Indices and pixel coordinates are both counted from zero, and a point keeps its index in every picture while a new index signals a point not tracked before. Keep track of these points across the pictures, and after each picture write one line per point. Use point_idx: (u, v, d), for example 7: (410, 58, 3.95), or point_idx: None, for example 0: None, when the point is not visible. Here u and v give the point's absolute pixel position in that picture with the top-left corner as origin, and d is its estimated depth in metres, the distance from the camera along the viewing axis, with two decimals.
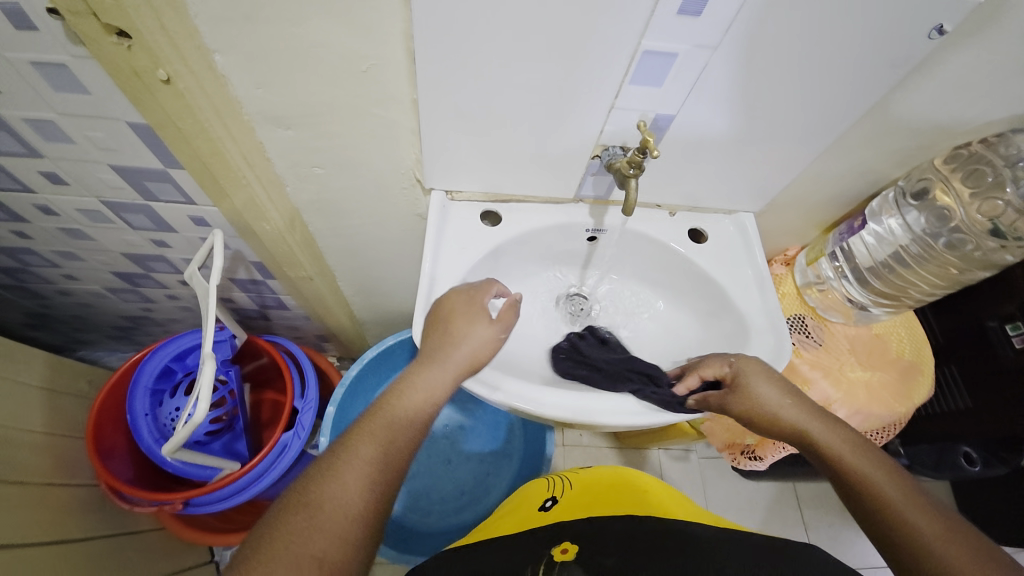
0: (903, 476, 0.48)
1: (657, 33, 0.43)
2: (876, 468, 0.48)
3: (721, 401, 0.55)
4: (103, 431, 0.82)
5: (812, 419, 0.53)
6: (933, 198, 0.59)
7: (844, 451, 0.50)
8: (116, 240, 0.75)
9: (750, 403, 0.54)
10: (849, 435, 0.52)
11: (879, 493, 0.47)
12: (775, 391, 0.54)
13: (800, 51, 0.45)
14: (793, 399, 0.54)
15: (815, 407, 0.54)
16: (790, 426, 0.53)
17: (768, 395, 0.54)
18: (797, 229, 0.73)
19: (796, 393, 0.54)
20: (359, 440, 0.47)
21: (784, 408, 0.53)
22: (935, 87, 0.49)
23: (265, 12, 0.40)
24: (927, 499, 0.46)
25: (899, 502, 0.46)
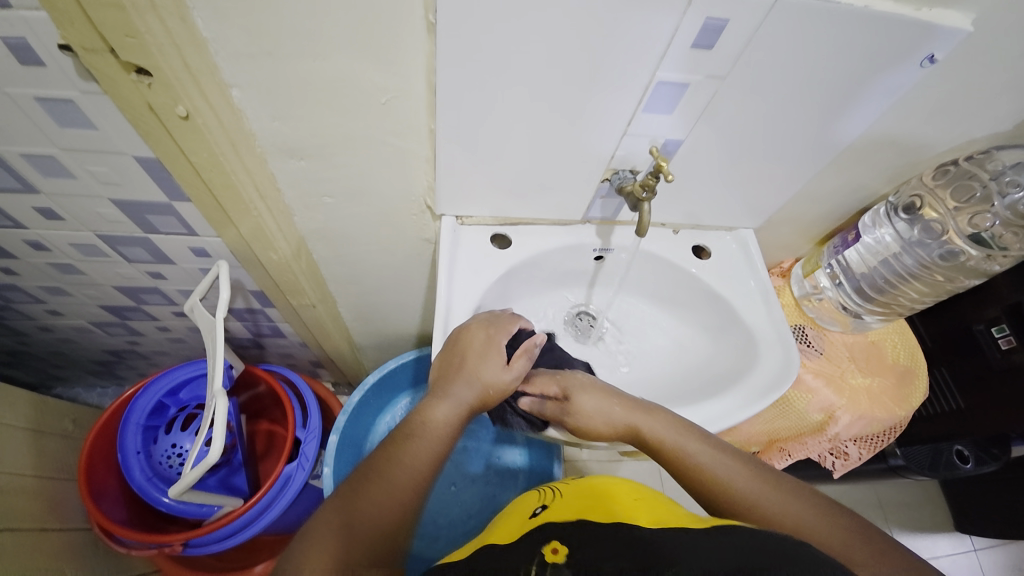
0: (712, 440, 0.50)
1: (670, 65, 0.45)
2: (694, 442, 0.50)
3: (555, 413, 0.54)
4: (94, 473, 0.78)
5: (635, 412, 0.53)
6: (921, 211, 0.62)
7: (667, 433, 0.51)
8: (108, 273, 0.72)
9: (581, 414, 0.53)
10: (663, 414, 0.52)
11: (703, 466, 0.48)
12: (603, 397, 0.54)
13: (802, 78, 0.48)
14: (617, 400, 0.54)
15: (634, 400, 0.54)
16: (620, 427, 0.52)
17: (593, 405, 0.53)
18: (792, 243, 0.76)
19: (620, 395, 0.54)
20: (331, 506, 0.44)
21: (610, 412, 0.53)
22: (922, 110, 0.52)
23: (290, 48, 0.40)
24: (736, 455, 0.49)
25: (722, 468, 0.48)
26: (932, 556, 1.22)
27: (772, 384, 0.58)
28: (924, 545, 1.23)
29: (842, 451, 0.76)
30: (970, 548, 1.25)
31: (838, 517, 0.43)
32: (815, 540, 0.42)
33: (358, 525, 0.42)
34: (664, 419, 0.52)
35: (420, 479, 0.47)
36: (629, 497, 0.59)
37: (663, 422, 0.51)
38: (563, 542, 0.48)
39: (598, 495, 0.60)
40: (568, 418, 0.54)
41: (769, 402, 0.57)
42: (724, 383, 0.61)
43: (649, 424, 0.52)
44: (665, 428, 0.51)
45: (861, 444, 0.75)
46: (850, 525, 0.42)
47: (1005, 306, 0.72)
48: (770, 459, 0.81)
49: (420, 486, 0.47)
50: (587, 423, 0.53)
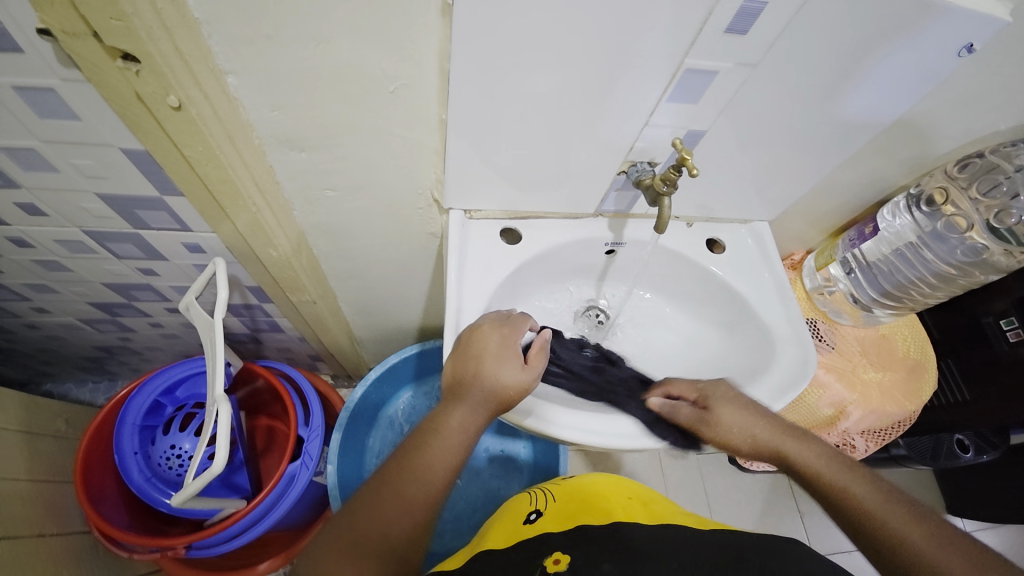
0: (873, 478, 0.46)
1: (700, 52, 0.42)
2: (848, 476, 0.47)
3: (692, 419, 0.54)
4: (91, 476, 0.76)
5: (767, 425, 0.52)
6: (943, 206, 0.61)
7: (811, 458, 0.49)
8: (96, 270, 0.69)
9: (723, 425, 0.52)
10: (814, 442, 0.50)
11: (857, 500, 0.45)
12: (744, 411, 0.53)
13: (836, 63, 0.45)
14: (761, 417, 0.52)
15: (782, 423, 0.52)
16: (763, 447, 0.51)
17: (733, 416, 0.53)
18: (805, 235, 0.74)
19: (764, 413, 0.53)
20: (353, 515, 0.42)
21: (754, 431, 0.51)
22: (951, 100, 0.50)
23: (294, 32, 0.37)
24: (907, 502, 0.44)
25: (883, 509, 0.43)
26: None
27: (790, 382, 0.57)
28: None
29: (849, 444, 0.75)
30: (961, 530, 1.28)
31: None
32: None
33: (371, 537, 0.40)
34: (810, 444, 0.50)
35: (434, 490, 0.45)
36: (625, 496, 0.60)
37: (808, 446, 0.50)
38: (564, 551, 0.48)
39: (596, 495, 0.60)
40: (705, 427, 0.53)
41: (786, 402, 0.57)
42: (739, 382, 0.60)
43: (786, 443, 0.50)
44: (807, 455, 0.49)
45: (869, 437, 0.75)
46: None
47: (1015, 299, 0.72)
48: None
49: (435, 497, 0.45)
50: (727, 437, 0.52)
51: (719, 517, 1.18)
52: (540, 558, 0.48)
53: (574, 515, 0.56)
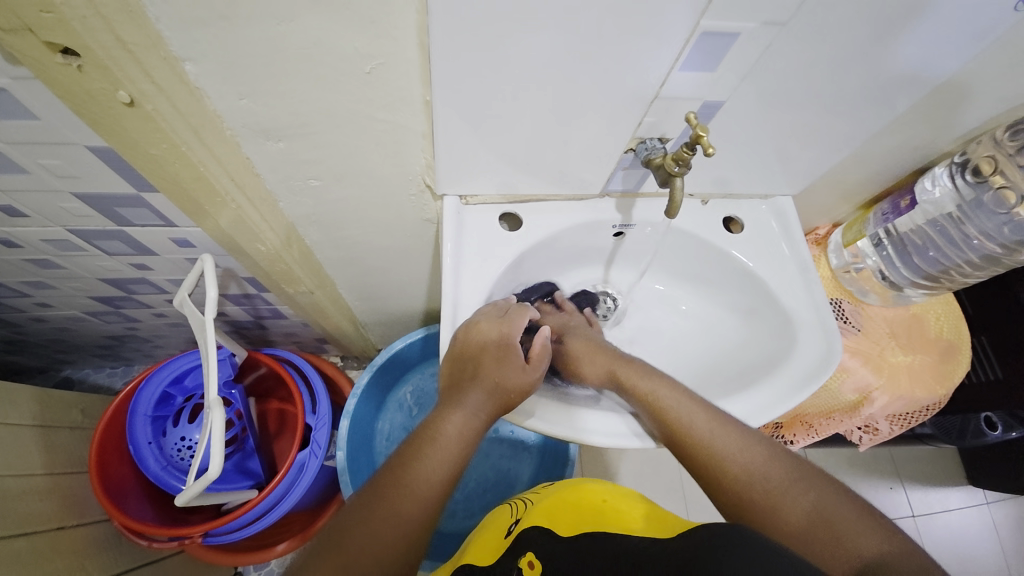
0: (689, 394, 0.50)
1: (719, 12, 0.37)
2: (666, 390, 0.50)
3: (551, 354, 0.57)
4: (108, 469, 0.77)
5: (632, 368, 0.53)
6: (991, 176, 0.55)
7: (672, 401, 0.49)
8: (90, 266, 0.67)
9: (568, 357, 0.56)
10: (674, 384, 0.51)
11: (689, 424, 0.47)
12: (594, 350, 0.55)
13: (875, 16, 0.39)
14: (603, 352, 0.55)
15: (613, 356, 0.55)
16: (602, 375, 0.54)
17: (579, 351, 0.56)
18: (832, 208, 0.68)
19: (609, 347, 0.56)
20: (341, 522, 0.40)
21: (595, 362, 0.55)
22: (1007, 55, 0.44)
23: (251, 11, 0.33)
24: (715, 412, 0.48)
25: (709, 429, 0.47)
26: (944, 509, 1.23)
27: (810, 375, 0.53)
28: (937, 498, 1.24)
29: (873, 427, 0.72)
30: (982, 500, 1.26)
31: (854, 511, 0.40)
32: (827, 528, 0.39)
33: (364, 555, 0.38)
34: (671, 388, 0.50)
35: (431, 502, 0.42)
36: (600, 499, 0.56)
37: (670, 390, 0.50)
38: (537, 553, 0.49)
39: (573, 498, 0.57)
40: (560, 360, 0.57)
41: (811, 391, 0.53)
42: (761, 371, 0.56)
43: (653, 387, 0.50)
44: (640, 377, 0.52)
45: (894, 420, 0.71)
46: (876, 520, 0.39)
47: None
48: (793, 433, 0.76)
49: (431, 510, 0.42)
50: (574, 368, 0.56)
51: None
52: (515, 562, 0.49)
53: (550, 520, 0.54)
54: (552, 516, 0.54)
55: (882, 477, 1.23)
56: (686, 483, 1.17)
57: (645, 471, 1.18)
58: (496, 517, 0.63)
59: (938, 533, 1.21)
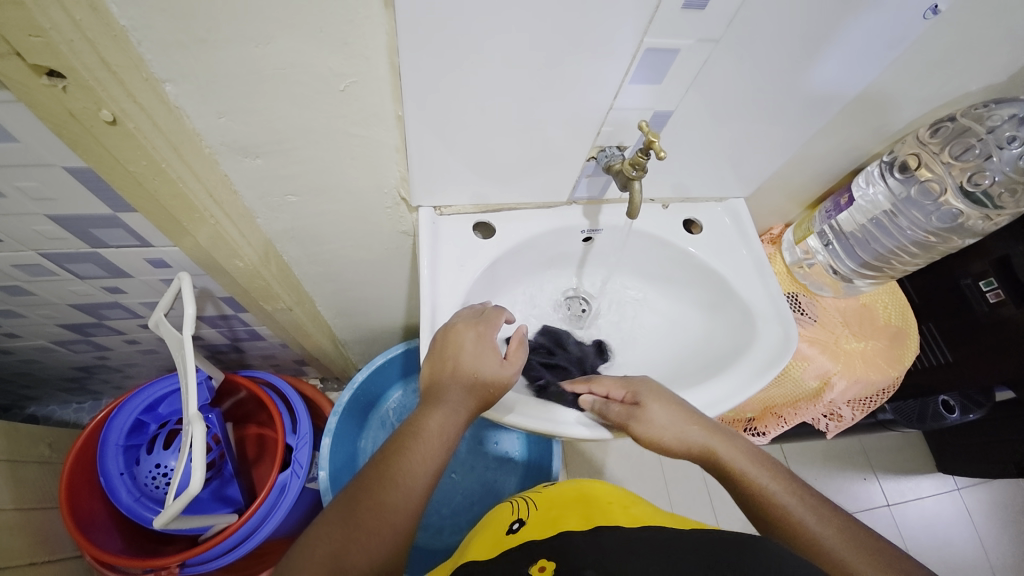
0: (797, 484, 0.49)
1: (661, 30, 0.41)
2: (773, 478, 0.49)
3: (621, 416, 0.52)
4: (78, 502, 0.75)
5: (733, 448, 0.51)
6: (917, 171, 0.61)
7: (789, 499, 0.47)
8: (61, 292, 0.67)
9: (649, 422, 0.51)
10: (784, 477, 0.49)
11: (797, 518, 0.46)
12: (684, 415, 0.52)
13: (797, 33, 0.44)
14: (692, 418, 0.52)
15: (699, 422, 0.52)
16: (695, 448, 0.51)
17: (663, 417, 0.51)
18: (782, 209, 0.74)
19: (695, 412, 0.53)
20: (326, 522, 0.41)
21: (685, 428, 0.51)
22: (916, 63, 0.50)
23: (231, 35, 0.35)
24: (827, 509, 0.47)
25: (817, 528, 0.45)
26: (917, 497, 1.28)
27: (770, 361, 0.57)
28: (909, 487, 1.29)
29: (836, 414, 0.75)
30: (954, 487, 1.31)
31: None
32: None
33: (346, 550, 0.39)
34: (780, 482, 0.49)
35: (415, 496, 0.44)
36: (605, 501, 0.58)
37: (780, 482, 0.49)
38: (549, 557, 0.48)
39: (577, 501, 0.60)
40: (634, 424, 0.51)
41: (775, 376, 0.56)
42: (727, 361, 0.59)
43: (758, 475, 0.49)
44: (747, 457, 0.51)
45: (856, 406, 0.75)
46: None
47: (993, 259, 0.75)
48: (766, 426, 0.80)
49: (417, 502, 0.44)
50: (657, 434, 0.51)
51: (716, 492, 1.19)
52: (525, 565, 0.48)
53: (553, 522, 0.55)
54: (552, 519, 0.56)
55: (855, 469, 1.28)
56: (670, 485, 1.19)
57: (631, 476, 1.19)
58: (496, 515, 0.65)
59: (914, 521, 1.25)
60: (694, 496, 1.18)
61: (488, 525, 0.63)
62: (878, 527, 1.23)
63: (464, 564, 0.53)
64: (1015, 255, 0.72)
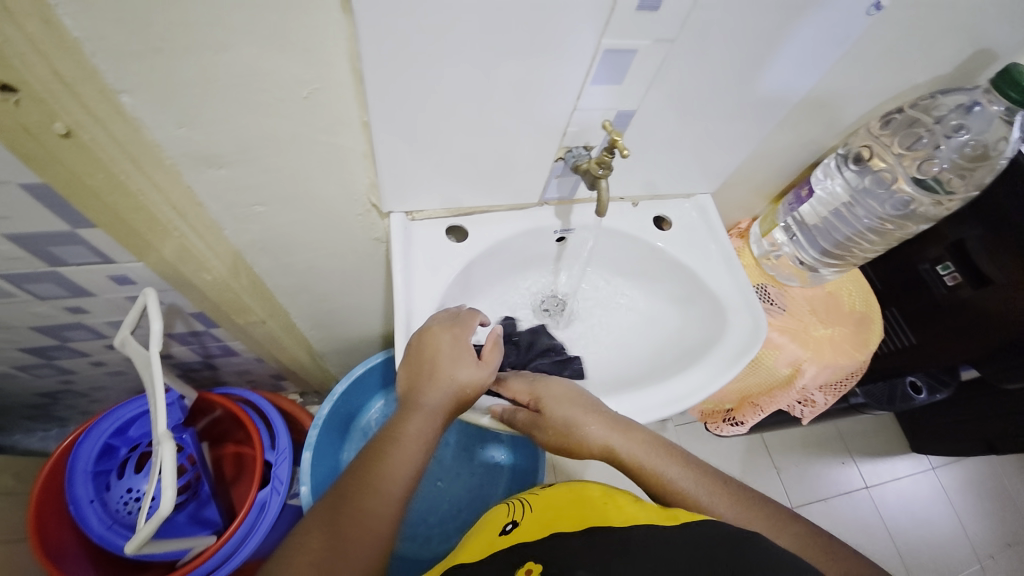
0: (689, 462, 0.52)
1: (618, 32, 0.42)
2: (671, 463, 0.52)
3: (526, 423, 0.53)
4: (46, 534, 0.71)
5: (631, 442, 0.52)
6: (871, 161, 0.64)
7: (685, 481, 0.50)
8: (20, 314, 0.64)
9: (554, 426, 0.52)
10: (683, 459, 0.52)
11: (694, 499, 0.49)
12: (581, 413, 0.53)
13: (748, 33, 0.46)
14: (594, 415, 0.53)
15: (601, 418, 0.53)
16: (596, 447, 0.52)
17: (568, 418, 0.52)
18: (748, 203, 0.76)
19: (598, 408, 0.53)
20: (305, 531, 0.40)
21: (584, 430, 0.52)
22: (862, 57, 0.52)
23: (188, 43, 0.35)
24: (718, 481, 0.50)
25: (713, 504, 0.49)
26: (893, 478, 1.32)
27: (738, 353, 0.58)
28: (886, 469, 1.32)
29: (810, 399, 0.77)
30: (927, 467, 1.35)
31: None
32: None
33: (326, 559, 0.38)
34: (682, 467, 0.52)
35: (394, 502, 0.44)
36: (598, 499, 0.57)
37: (681, 466, 0.51)
38: (537, 561, 0.49)
39: (570, 499, 0.60)
40: (540, 431, 0.53)
41: (743, 367, 0.58)
42: (697, 354, 0.60)
43: (658, 465, 0.52)
44: (643, 445, 0.52)
45: (827, 390, 0.77)
46: None
47: (948, 245, 0.78)
48: (744, 415, 0.81)
49: (397, 507, 0.44)
50: (561, 439, 0.52)
51: None
52: (513, 568, 0.49)
53: (546, 523, 0.55)
54: (544, 520, 0.56)
55: (834, 455, 1.32)
56: None
57: (618, 474, 1.20)
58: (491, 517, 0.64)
59: (892, 502, 1.29)
60: None
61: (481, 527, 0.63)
62: (858, 509, 1.26)
63: (454, 565, 0.53)
64: (969, 240, 0.75)
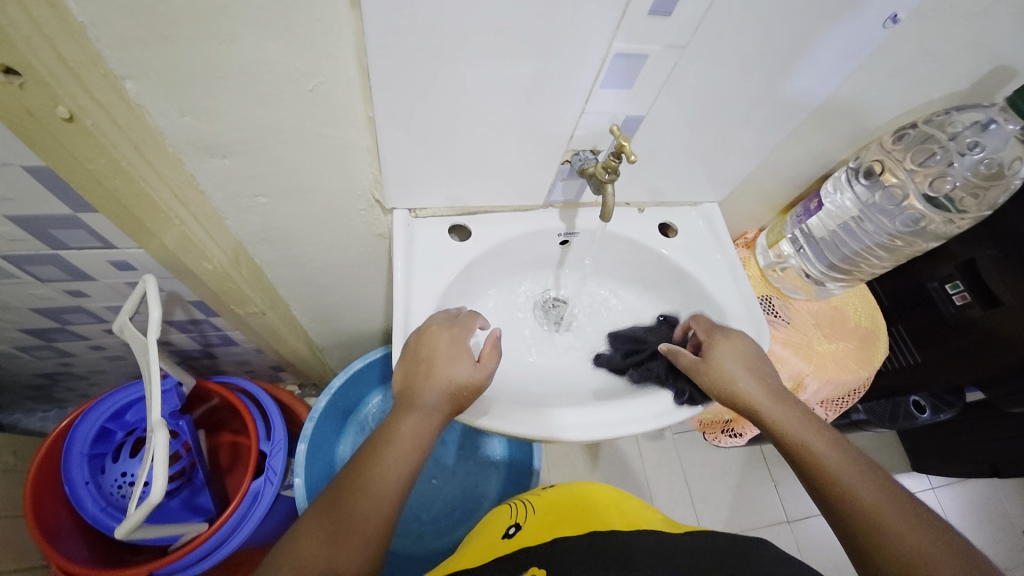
0: (849, 448, 0.50)
1: (628, 35, 0.42)
2: (826, 441, 0.51)
3: (690, 363, 0.56)
4: (43, 513, 0.72)
5: (789, 411, 0.53)
6: (882, 176, 0.63)
7: (834, 459, 0.49)
8: (20, 296, 0.64)
9: (718, 369, 0.55)
10: (836, 442, 0.51)
11: (840, 478, 0.48)
12: (745, 369, 0.55)
13: (762, 42, 0.45)
14: (758, 378, 0.55)
15: (765, 378, 0.55)
16: (747, 401, 0.54)
17: (731, 368, 0.55)
18: (756, 213, 0.75)
19: (760, 374, 0.55)
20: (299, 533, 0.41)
21: (744, 381, 0.54)
22: (879, 70, 0.51)
23: (193, 32, 0.35)
24: (875, 472, 0.48)
25: (861, 488, 0.47)
26: None
27: None
28: None
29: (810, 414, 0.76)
30: (927, 485, 1.34)
31: None
32: None
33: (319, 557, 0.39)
34: (834, 449, 0.50)
35: (387, 503, 0.43)
36: (602, 505, 0.58)
37: (830, 444, 0.50)
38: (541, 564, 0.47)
39: (572, 504, 0.59)
40: (701, 372, 0.55)
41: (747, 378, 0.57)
42: None
43: (810, 438, 0.51)
44: (795, 419, 0.53)
45: (828, 406, 0.77)
46: None
47: (959, 263, 0.77)
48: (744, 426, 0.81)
49: (390, 507, 0.43)
50: (718, 382, 0.54)
51: (698, 494, 1.20)
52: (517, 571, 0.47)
53: (549, 527, 0.54)
54: (545, 524, 0.55)
55: None
56: (652, 487, 1.20)
57: (614, 480, 1.19)
58: (496, 517, 0.64)
59: None
60: (676, 499, 1.19)
61: (486, 527, 0.62)
62: None
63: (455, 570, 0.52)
64: (980, 259, 0.73)
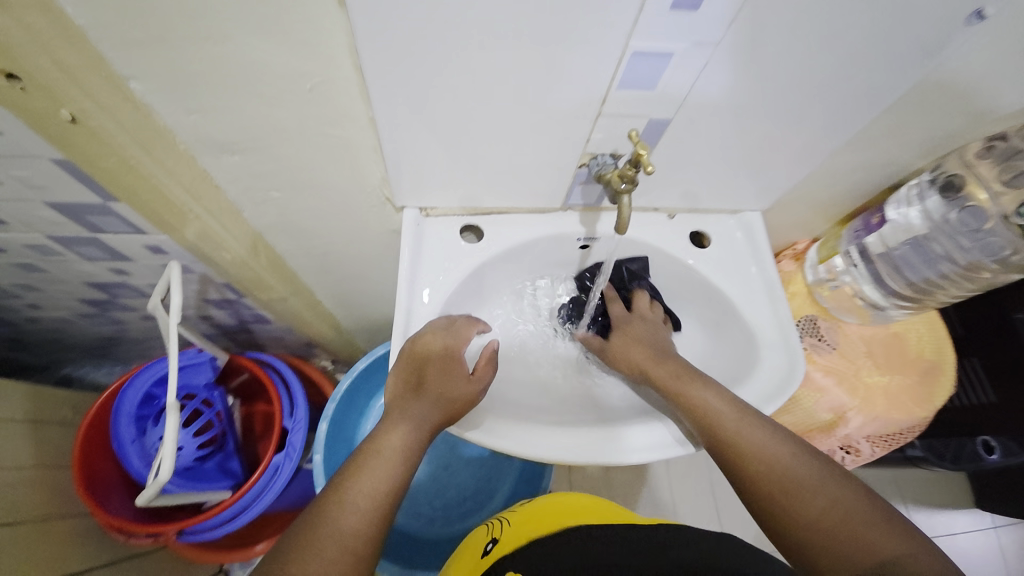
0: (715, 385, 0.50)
1: (648, 33, 0.37)
2: (699, 385, 0.50)
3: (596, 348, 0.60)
4: (93, 465, 0.80)
5: (705, 392, 0.49)
6: (963, 192, 0.53)
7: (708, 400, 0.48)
8: (72, 271, 0.70)
9: (615, 350, 0.58)
10: (708, 383, 0.50)
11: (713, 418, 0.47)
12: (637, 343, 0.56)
13: (814, 37, 0.39)
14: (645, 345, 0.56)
15: (663, 353, 0.55)
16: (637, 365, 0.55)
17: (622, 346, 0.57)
18: (807, 223, 0.67)
19: (651, 345, 0.56)
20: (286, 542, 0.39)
21: (630, 352, 0.56)
22: (966, 69, 0.42)
23: (183, 34, 0.34)
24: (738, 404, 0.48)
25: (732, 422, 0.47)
26: (949, 533, 1.18)
27: (766, 397, 0.52)
28: (941, 522, 1.19)
29: (855, 448, 0.69)
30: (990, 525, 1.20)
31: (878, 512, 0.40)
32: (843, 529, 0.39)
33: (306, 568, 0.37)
34: (709, 389, 0.49)
35: (376, 516, 0.42)
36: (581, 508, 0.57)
37: (700, 384, 0.50)
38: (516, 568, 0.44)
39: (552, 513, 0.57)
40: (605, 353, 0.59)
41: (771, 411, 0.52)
42: None
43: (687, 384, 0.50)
44: (672, 375, 0.52)
45: (877, 442, 0.69)
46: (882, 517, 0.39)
47: None
48: None
49: (378, 524, 0.42)
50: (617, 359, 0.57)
51: (724, 508, 1.15)
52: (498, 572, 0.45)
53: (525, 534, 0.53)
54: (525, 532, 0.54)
55: None
56: (675, 495, 1.16)
57: (634, 484, 1.16)
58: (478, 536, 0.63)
59: None
60: (699, 511, 1.14)
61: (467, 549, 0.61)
62: None
63: None
64: None
